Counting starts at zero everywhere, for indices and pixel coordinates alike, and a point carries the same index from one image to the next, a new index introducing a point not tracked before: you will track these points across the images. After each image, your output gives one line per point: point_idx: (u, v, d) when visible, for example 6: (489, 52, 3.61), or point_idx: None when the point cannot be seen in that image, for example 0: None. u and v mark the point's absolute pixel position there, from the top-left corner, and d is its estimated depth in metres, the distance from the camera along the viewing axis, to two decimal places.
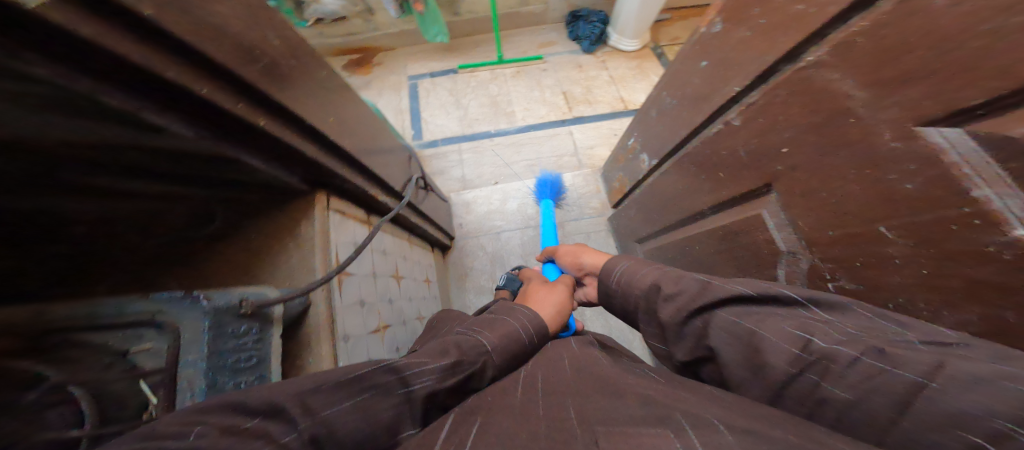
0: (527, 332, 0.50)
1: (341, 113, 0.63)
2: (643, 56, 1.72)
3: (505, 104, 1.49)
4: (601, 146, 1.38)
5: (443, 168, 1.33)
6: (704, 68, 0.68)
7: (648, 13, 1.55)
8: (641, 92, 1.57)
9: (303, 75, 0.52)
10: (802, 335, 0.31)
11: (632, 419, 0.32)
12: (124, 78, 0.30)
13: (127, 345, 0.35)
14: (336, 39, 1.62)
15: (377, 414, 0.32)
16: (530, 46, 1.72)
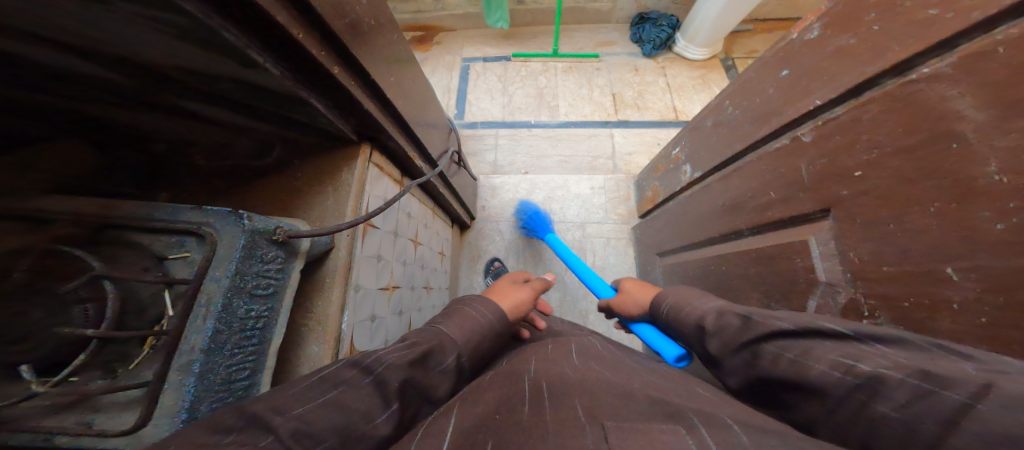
0: (483, 313, 0.52)
1: (401, 76, 0.65)
2: (707, 67, 1.69)
3: (551, 97, 1.47)
4: (640, 154, 1.35)
5: (477, 150, 1.35)
6: (783, 77, 0.65)
7: (725, 23, 1.50)
8: (696, 104, 1.54)
9: (374, 35, 0.55)
10: (846, 362, 0.30)
11: (645, 416, 0.34)
12: (241, 19, 0.36)
13: (166, 251, 0.37)
14: (405, 15, 1.65)
15: (351, 405, 0.33)
16: (588, 44, 1.71)
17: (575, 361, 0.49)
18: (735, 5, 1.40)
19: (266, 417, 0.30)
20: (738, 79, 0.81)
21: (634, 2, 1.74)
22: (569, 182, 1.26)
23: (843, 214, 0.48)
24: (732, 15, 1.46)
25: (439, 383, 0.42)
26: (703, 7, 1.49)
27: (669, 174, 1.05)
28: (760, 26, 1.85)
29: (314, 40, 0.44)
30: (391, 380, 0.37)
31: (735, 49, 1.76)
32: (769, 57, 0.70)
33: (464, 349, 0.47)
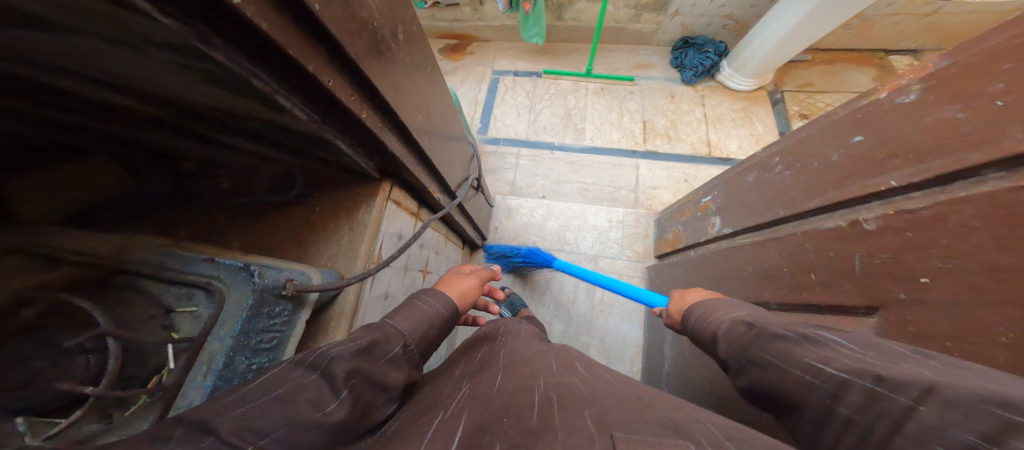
0: (430, 302, 0.53)
1: (429, 107, 0.64)
2: (751, 99, 1.61)
3: (578, 119, 1.43)
4: (664, 189, 1.30)
5: (497, 167, 1.33)
6: (856, 142, 0.58)
7: (780, 56, 1.43)
8: (734, 138, 1.48)
9: (407, 69, 0.53)
10: (817, 365, 0.33)
11: (652, 429, 0.31)
12: (273, 66, 0.35)
13: (175, 303, 0.39)
14: (442, 23, 1.63)
15: (296, 399, 0.32)
16: (624, 65, 1.66)
17: (583, 371, 0.48)
18: (795, 36, 1.32)
19: (202, 419, 0.28)
20: (793, 137, 0.75)
21: (679, 25, 1.67)
22: (587, 212, 1.23)
23: (894, 316, 0.45)
24: (790, 48, 1.38)
25: (389, 372, 0.41)
26: (760, 34, 1.41)
27: (696, 221, 1.01)
28: (819, 57, 1.74)
29: (344, 84, 0.42)
30: (337, 372, 0.35)
31: (787, 80, 1.67)
32: (837, 118, 0.64)
33: (411, 337, 0.47)
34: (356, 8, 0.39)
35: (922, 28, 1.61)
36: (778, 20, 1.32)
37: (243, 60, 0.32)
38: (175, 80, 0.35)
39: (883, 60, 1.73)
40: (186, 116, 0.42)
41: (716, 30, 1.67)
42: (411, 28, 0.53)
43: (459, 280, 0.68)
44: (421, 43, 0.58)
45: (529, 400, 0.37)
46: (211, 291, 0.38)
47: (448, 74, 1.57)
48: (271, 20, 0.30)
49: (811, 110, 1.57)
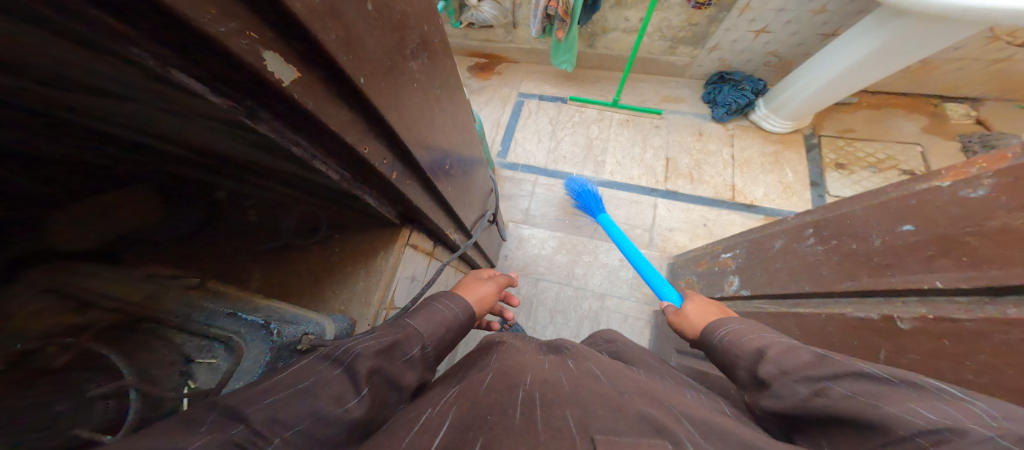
0: (449, 305, 0.54)
1: (459, 153, 0.65)
2: (785, 142, 1.53)
3: (598, 151, 1.45)
4: (681, 232, 1.28)
5: (513, 193, 1.37)
6: (904, 231, 0.55)
7: (824, 98, 1.36)
8: (760, 184, 1.41)
9: (441, 124, 0.54)
10: (930, 414, 0.27)
11: (632, 431, 0.35)
12: (315, 137, 0.34)
13: (195, 353, 0.43)
14: (474, 42, 1.67)
15: (320, 394, 0.34)
16: (652, 97, 1.65)
17: (571, 363, 0.48)
18: (845, 80, 1.26)
19: (235, 406, 0.31)
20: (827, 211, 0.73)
21: (716, 60, 1.64)
22: (599, 248, 1.25)
23: None
24: (838, 91, 1.32)
25: (406, 372, 0.43)
26: (803, 77, 1.35)
27: (713, 275, 1.00)
28: (866, 101, 1.66)
29: (379, 148, 0.41)
30: (361, 370, 0.37)
31: (825, 124, 1.58)
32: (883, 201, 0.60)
33: (429, 339, 0.48)
34: (403, 74, 0.40)
35: (985, 76, 1.50)
36: (828, 63, 1.26)
37: (285, 129, 0.31)
38: (222, 135, 0.34)
39: (937, 106, 1.63)
40: (229, 166, 0.46)
41: (756, 66, 1.62)
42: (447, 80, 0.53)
43: (475, 286, 0.69)
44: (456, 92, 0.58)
45: (513, 399, 0.39)
46: (229, 346, 0.42)
47: (474, 93, 1.63)
48: (317, 98, 0.29)
49: (849, 159, 1.47)
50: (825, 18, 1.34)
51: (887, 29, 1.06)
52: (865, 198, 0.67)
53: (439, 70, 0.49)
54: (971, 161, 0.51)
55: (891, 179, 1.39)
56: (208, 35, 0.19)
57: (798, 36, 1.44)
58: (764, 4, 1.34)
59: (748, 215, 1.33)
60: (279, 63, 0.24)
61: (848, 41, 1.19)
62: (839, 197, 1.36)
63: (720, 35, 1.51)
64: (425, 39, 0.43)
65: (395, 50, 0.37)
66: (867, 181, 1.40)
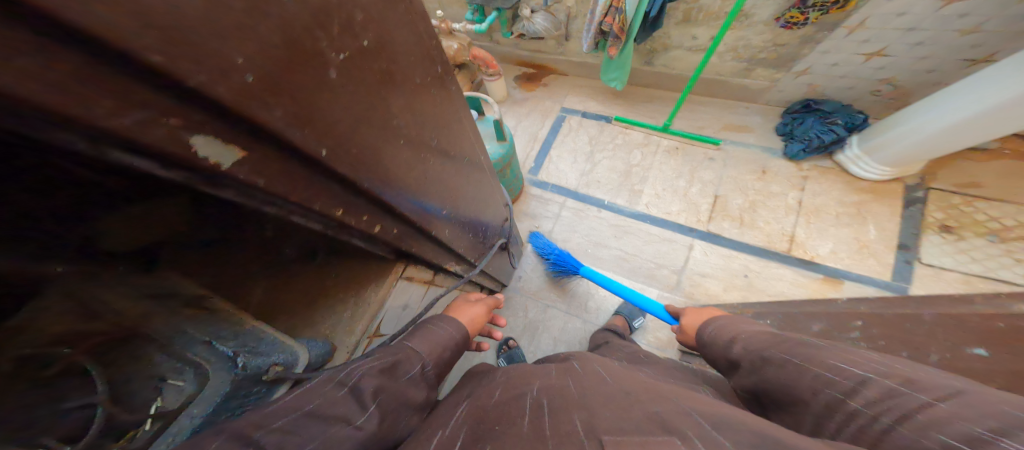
0: (445, 327, 0.60)
1: (470, 183, 0.64)
2: (876, 191, 1.27)
3: (637, 179, 1.45)
4: (713, 279, 1.21)
5: (538, 214, 1.46)
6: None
7: (937, 147, 1.09)
8: (828, 238, 1.21)
9: (445, 169, 0.51)
10: (844, 367, 0.44)
11: (639, 429, 0.36)
12: (288, 208, 0.27)
13: (168, 373, 0.38)
14: (524, 52, 1.85)
15: (328, 415, 0.38)
16: (712, 124, 1.53)
17: (581, 370, 0.55)
18: (985, 122, 0.97)
19: (242, 430, 0.32)
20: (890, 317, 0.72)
21: (803, 85, 1.41)
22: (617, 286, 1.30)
23: None
24: (957, 141, 1.05)
25: (410, 391, 0.48)
26: (920, 115, 1.07)
27: None
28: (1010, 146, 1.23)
29: (360, 209, 0.35)
30: (365, 387, 0.42)
31: (941, 174, 1.24)
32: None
33: (428, 359, 0.54)
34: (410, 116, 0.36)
35: None
36: (965, 98, 0.97)
37: (254, 201, 0.25)
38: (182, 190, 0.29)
39: None
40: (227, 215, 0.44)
41: (860, 94, 1.36)
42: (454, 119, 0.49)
43: (469, 307, 0.71)
44: (464, 124, 0.54)
45: (521, 410, 0.44)
46: (198, 371, 0.38)
47: (518, 103, 1.82)
48: (273, 174, 0.23)
49: (961, 221, 1.16)
50: (976, 39, 1.07)
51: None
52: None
53: (443, 108, 0.45)
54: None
55: (1014, 254, 1.09)
56: (94, 131, 0.14)
57: (929, 62, 1.17)
58: (885, 22, 1.12)
59: (802, 272, 1.17)
60: (217, 145, 0.19)
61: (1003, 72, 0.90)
62: (933, 266, 1.11)
63: (813, 58, 1.30)
64: (420, 83, 0.38)
65: (384, 105, 0.33)
66: (978, 251, 1.11)
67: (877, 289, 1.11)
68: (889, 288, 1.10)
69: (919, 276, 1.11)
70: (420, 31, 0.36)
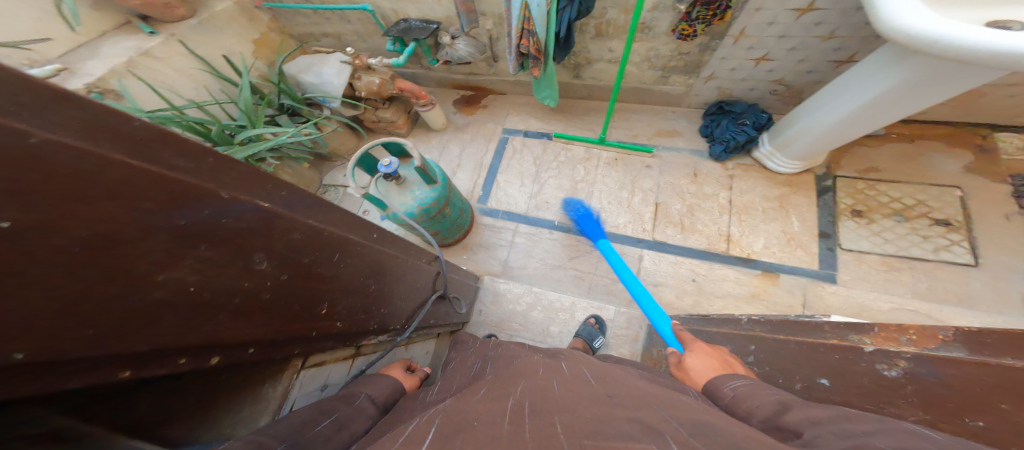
0: (380, 378, 0.73)
1: (339, 253, 0.60)
2: (793, 184, 1.35)
3: (584, 195, 1.52)
4: (666, 287, 1.24)
5: (492, 243, 1.51)
6: (821, 384, 0.60)
7: (837, 137, 1.17)
8: (760, 234, 1.27)
9: (311, 270, 0.53)
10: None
11: (623, 433, 0.40)
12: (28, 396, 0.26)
13: None
14: (459, 76, 1.93)
15: (294, 421, 0.47)
16: (645, 131, 1.62)
17: (557, 384, 0.60)
18: (867, 116, 1.05)
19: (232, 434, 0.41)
20: (772, 330, 0.76)
21: (715, 89, 1.51)
22: (576, 306, 1.29)
23: None
24: (851, 132, 1.13)
25: (361, 414, 0.59)
26: (819, 108, 1.14)
27: None
28: (896, 131, 1.37)
29: (161, 354, 0.34)
30: (319, 409, 0.53)
31: (844, 162, 1.35)
32: (823, 345, 0.60)
33: (372, 394, 0.66)
34: (179, 233, 0.33)
35: None
36: (844, 97, 1.06)
37: None
38: None
39: (985, 138, 1.30)
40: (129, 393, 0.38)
41: (761, 94, 1.48)
42: (292, 219, 0.48)
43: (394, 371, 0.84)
44: (293, 203, 0.51)
45: (501, 411, 0.49)
46: None
47: (461, 129, 1.89)
48: None
49: (869, 204, 1.24)
50: (836, 43, 1.18)
51: (912, 62, 0.86)
52: (807, 333, 0.67)
53: (269, 215, 0.44)
54: (902, 328, 0.51)
55: (919, 231, 1.17)
56: None
57: (807, 64, 1.29)
58: (761, 31, 1.21)
59: (742, 270, 1.22)
60: None
61: (864, 73, 0.99)
62: (852, 251, 1.18)
63: (715, 64, 1.38)
64: (213, 209, 0.36)
65: (148, 258, 0.31)
66: (889, 232, 1.18)
67: (810, 279, 1.17)
68: (819, 278, 1.16)
69: (842, 262, 1.17)
70: (167, 163, 0.33)
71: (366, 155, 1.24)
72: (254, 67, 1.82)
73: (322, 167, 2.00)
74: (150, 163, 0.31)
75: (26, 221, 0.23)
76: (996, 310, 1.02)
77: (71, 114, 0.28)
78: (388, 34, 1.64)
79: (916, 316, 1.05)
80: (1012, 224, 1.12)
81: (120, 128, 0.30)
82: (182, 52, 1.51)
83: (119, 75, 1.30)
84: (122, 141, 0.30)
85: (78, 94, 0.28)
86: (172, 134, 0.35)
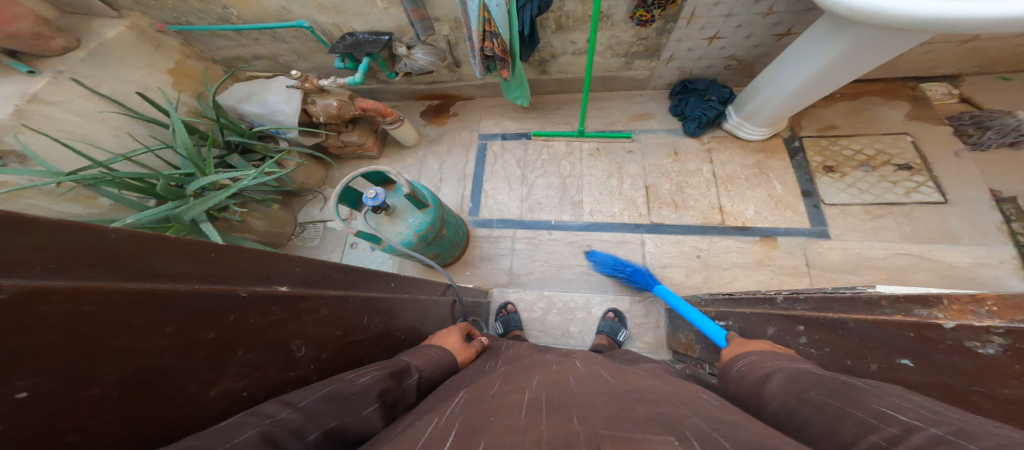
0: (434, 350, 0.71)
1: (346, 319, 0.60)
2: (767, 150, 1.44)
3: (575, 190, 1.52)
4: (674, 267, 1.29)
5: (493, 254, 1.47)
6: (902, 365, 0.45)
7: (793, 106, 1.26)
8: (749, 202, 1.34)
9: (344, 341, 0.59)
10: (888, 413, 0.35)
11: (641, 428, 0.38)
12: None
13: None
14: (421, 86, 1.85)
15: (341, 403, 0.44)
16: (620, 117, 1.65)
17: (574, 381, 0.58)
18: (815, 85, 1.14)
19: (272, 405, 0.40)
20: (817, 308, 0.61)
21: (676, 69, 1.56)
22: (590, 302, 1.31)
23: None
24: (802, 101, 1.22)
25: (409, 394, 0.56)
26: (770, 84, 1.23)
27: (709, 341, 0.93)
28: (845, 90, 1.48)
29: None
30: (374, 387, 0.50)
31: (804, 124, 1.45)
32: (888, 323, 0.46)
33: (423, 371, 0.63)
34: (209, 348, 0.36)
35: (958, 55, 1.33)
36: (789, 72, 1.15)
37: None
38: None
39: (914, 89, 1.44)
40: None
41: (718, 70, 1.55)
42: (315, 298, 0.53)
43: (448, 335, 0.83)
44: (314, 279, 0.56)
45: (519, 409, 0.45)
46: None
47: (436, 142, 1.82)
48: None
49: (837, 159, 1.35)
50: (776, 18, 1.26)
51: (850, 32, 0.94)
52: (859, 308, 0.53)
53: (289, 299, 0.47)
54: (976, 297, 0.38)
55: (887, 177, 1.28)
56: None
57: (753, 38, 1.37)
58: (709, 11, 1.25)
59: (741, 239, 1.29)
60: None
61: (808, 46, 1.07)
62: (835, 205, 1.28)
63: (673, 46, 1.43)
64: (237, 311, 0.39)
65: (196, 377, 0.35)
66: (861, 182, 1.29)
67: (805, 238, 1.25)
68: (814, 235, 1.25)
69: (829, 217, 1.26)
70: (174, 275, 0.33)
71: (346, 188, 1.15)
72: (180, 101, 1.62)
73: (294, 204, 1.86)
74: (155, 280, 0.32)
75: (45, 384, 0.24)
76: (976, 241, 1.14)
77: (63, 240, 0.26)
78: (335, 52, 1.52)
79: (911, 258, 1.16)
80: (962, 160, 1.26)
81: (108, 248, 0.29)
82: (81, 92, 1.28)
83: (11, 130, 1.09)
84: (111, 264, 0.29)
85: (42, 222, 0.24)
86: (164, 237, 0.32)
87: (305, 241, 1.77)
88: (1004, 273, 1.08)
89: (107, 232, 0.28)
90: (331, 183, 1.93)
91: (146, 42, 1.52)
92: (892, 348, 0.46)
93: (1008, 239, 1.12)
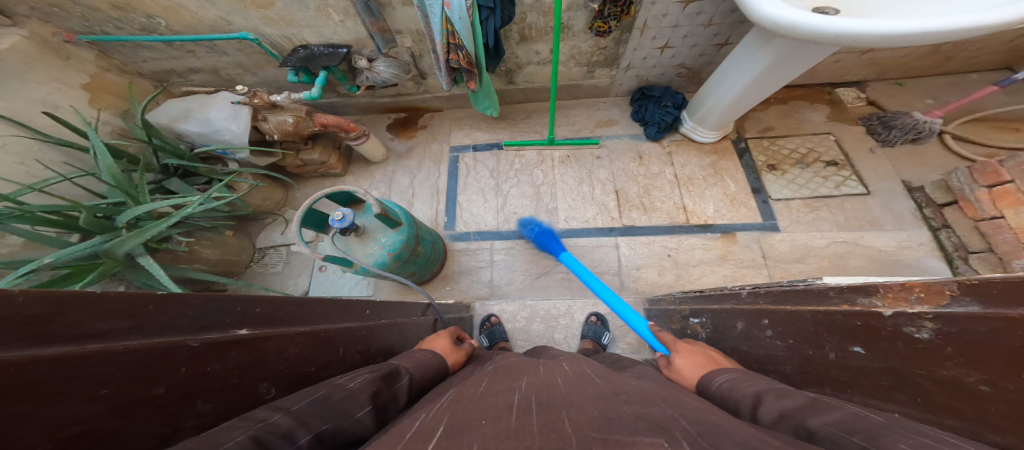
0: (422, 353, 0.68)
1: (319, 357, 0.56)
2: (718, 151, 1.57)
3: (549, 197, 1.55)
4: (648, 268, 1.37)
5: (472, 267, 1.46)
6: (855, 352, 0.50)
7: (737, 109, 1.38)
8: (708, 201, 1.45)
9: (317, 377, 0.55)
10: (864, 418, 0.37)
11: (629, 427, 0.37)
12: None
13: None
14: (385, 99, 1.80)
15: (334, 404, 0.41)
16: (586, 125, 1.72)
17: (562, 381, 0.58)
18: (752, 90, 1.26)
19: (254, 415, 0.36)
20: (777, 300, 0.68)
21: (634, 77, 1.66)
22: (573, 308, 1.34)
23: None
24: (743, 105, 1.35)
25: (400, 396, 0.53)
26: (714, 91, 1.35)
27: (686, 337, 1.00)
28: (778, 96, 1.66)
29: None
30: (365, 388, 0.46)
31: (747, 126, 1.61)
32: (837, 313, 0.53)
33: (414, 372, 0.60)
34: (160, 405, 0.32)
35: (863, 64, 1.55)
36: (730, 79, 1.27)
37: None
38: None
39: (832, 94, 1.65)
40: None
41: (670, 77, 1.66)
42: (281, 337, 0.49)
43: (434, 341, 0.80)
44: (275, 318, 0.52)
45: (510, 409, 0.44)
46: None
47: (405, 156, 1.78)
48: None
49: (778, 158, 1.51)
50: (715, 30, 1.39)
51: (775, 44, 1.06)
52: (811, 299, 0.60)
53: (251, 341, 0.44)
54: (906, 286, 0.45)
55: (820, 172, 1.45)
56: None
57: (698, 48, 1.49)
58: (659, 22, 1.35)
59: (705, 237, 1.39)
60: None
61: (741, 57, 1.19)
62: (781, 200, 1.42)
63: (629, 55, 1.52)
64: (188, 363, 0.36)
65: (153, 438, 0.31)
66: (800, 178, 1.45)
67: (759, 231, 1.37)
68: (765, 229, 1.38)
69: (777, 211, 1.40)
70: (96, 333, 0.30)
71: (310, 210, 1.08)
72: (101, 121, 1.44)
73: (250, 228, 1.72)
74: (78, 342, 0.28)
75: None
76: (896, 226, 1.32)
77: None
78: (287, 65, 1.44)
79: (846, 245, 1.32)
80: (876, 155, 1.47)
81: (16, 315, 0.25)
82: None
83: None
84: (25, 328, 0.25)
85: None
86: (87, 294, 0.29)
87: (267, 268, 1.64)
88: (923, 253, 1.26)
89: (12, 297, 0.25)
90: (292, 204, 1.80)
91: (54, 55, 1.33)
92: (845, 337, 0.52)
93: (922, 224, 1.32)
